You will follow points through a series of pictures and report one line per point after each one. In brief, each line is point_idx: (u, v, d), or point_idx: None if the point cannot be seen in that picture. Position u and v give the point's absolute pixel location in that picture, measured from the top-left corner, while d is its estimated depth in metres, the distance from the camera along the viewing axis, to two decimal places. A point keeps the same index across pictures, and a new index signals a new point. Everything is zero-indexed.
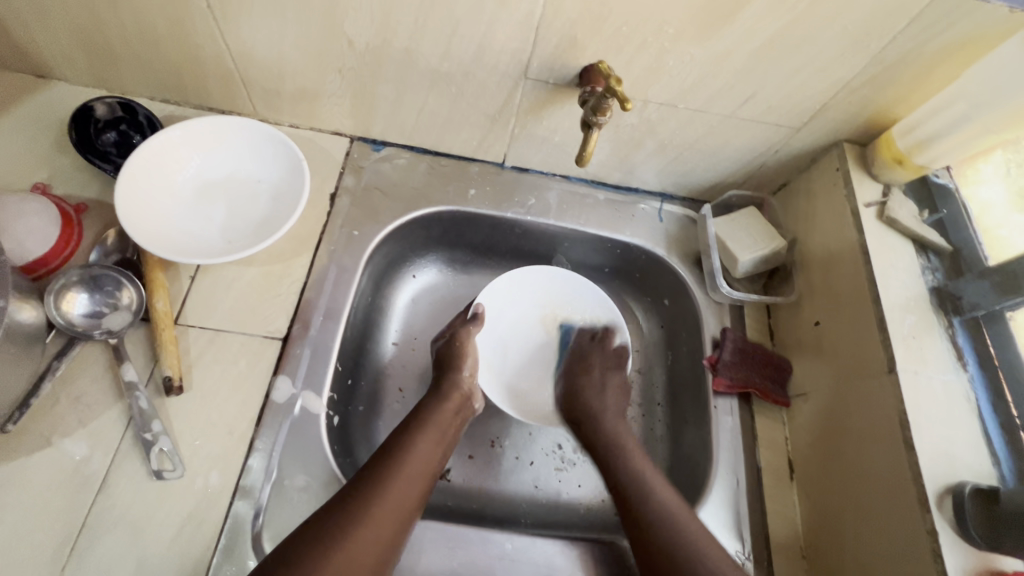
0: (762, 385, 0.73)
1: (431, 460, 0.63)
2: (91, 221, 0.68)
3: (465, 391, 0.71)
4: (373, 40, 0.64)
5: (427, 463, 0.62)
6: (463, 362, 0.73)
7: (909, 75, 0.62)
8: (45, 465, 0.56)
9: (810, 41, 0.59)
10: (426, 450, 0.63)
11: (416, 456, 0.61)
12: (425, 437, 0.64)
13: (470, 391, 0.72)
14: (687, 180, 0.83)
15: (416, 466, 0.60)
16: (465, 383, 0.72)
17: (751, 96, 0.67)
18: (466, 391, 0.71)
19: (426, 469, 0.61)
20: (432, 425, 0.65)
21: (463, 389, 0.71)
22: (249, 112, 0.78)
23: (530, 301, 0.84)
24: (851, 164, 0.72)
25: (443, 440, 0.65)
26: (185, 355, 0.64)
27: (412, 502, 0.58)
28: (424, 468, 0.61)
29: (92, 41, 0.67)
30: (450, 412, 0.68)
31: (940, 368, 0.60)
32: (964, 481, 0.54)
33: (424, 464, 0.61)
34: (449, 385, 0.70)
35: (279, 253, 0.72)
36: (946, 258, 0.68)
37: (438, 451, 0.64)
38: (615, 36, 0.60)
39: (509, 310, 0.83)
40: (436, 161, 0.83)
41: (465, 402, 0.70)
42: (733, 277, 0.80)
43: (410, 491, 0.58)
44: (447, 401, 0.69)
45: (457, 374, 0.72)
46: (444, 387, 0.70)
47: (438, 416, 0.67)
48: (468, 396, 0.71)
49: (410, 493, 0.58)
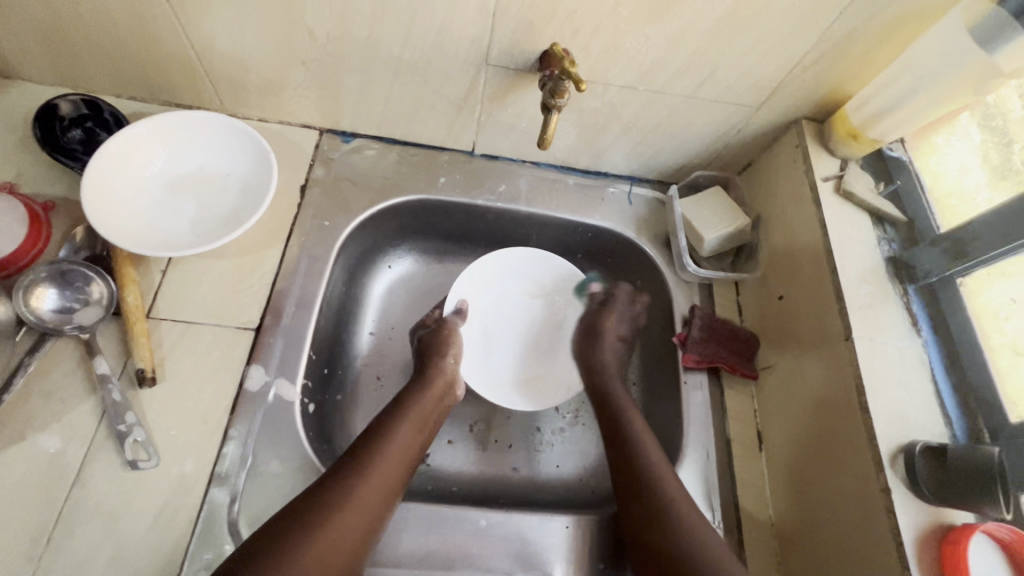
0: (730, 359, 0.75)
1: (413, 446, 0.63)
2: (59, 218, 0.69)
3: (448, 377, 0.71)
4: (334, 31, 0.65)
5: (410, 449, 0.63)
6: (445, 352, 0.73)
7: (859, 50, 0.64)
8: (18, 458, 0.57)
9: (760, 20, 0.61)
10: (407, 437, 0.63)
11: (397, 443, 0.62)
12: (406, 423, 0.64)
13: (453, 378, 0.72)
14: (654, 162, 0.85)
15: (398, 453, 0.61)
16: (449, 369, 0.72)
17: (708, 76, 0.68)
18: (450, 377, 0.71)
19: (408, 456, 0.62)
20: (415, 412, 0.66)
21: (446, 378, 0.71)
22: (216, 106, 0.78)
23: (512, 284, 0.85)
24: (809, 140, 0.74)
25: (425, 428, 0.66)
26: (158, 348, 0.65)
27: (393, 489, 0.59)
28: (405, 455, 0.62)
29: (55, 39, 0.67)
30: (433, 400, 0.68)
31: (895, 335, 0.62)
32: (917, 440, 0.56)
33: (406, 452, 0.62)
34: (431, 374, 0.70)
35: (250, 246, 0.73)
36: (902, 229, 0.70)
37: (418, 438, 0.65)
38: (571, 19, 0.62)
39: (494, 299, 0.85)
40: (406, 152, 0.83)
41: (449, 388, 0.71)
42: (700, 256, 0.81)
43: (392, 478, 0.59)
44: (429, 387, 0.69)
45: (441, 360, 0.72)
46: (428, 375, 0.70)
47: (422, 404, 0.67)
48: (451, 384, 0.71)
49: (391, 479, 0.59)
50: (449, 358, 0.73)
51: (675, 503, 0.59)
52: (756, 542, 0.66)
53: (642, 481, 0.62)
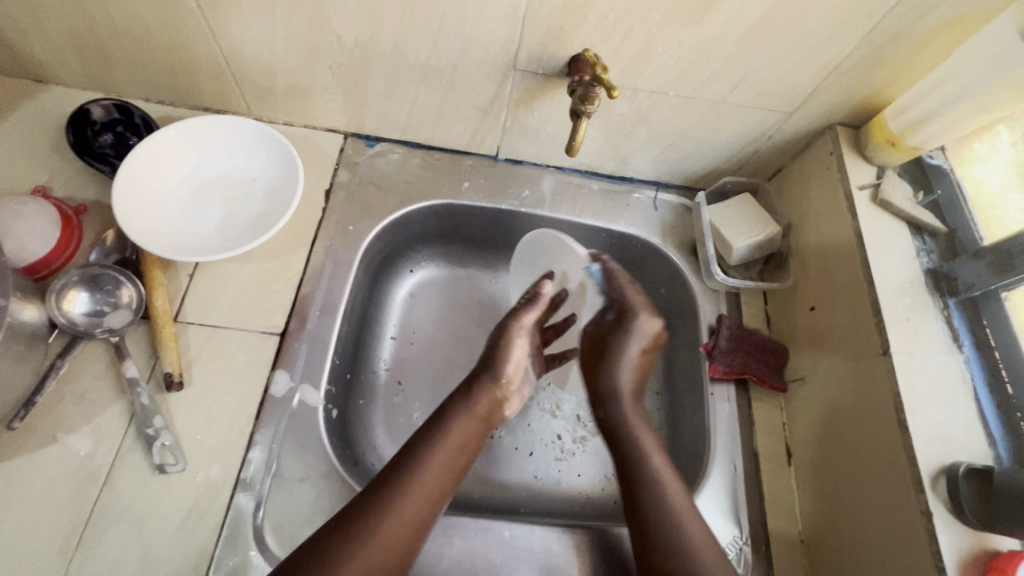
0: (759, 371, 0.73)
1: (445, 478, 0.59)
2: (91, 222, 0.70)
3: (498, 396, 0.66)
4: (362, 36, 0.65)
5: (443, 481, 0.59)
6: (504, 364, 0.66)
7: (901, 55, 0.62)
8: (50, 460, 0.58)
9: (799, 24, 0.59)
10: (440, 467, 0.59)
11: (421, 483, 0.57)
12: (439, 456, 0.60)
13: (504, 396, 0.66)
14: (680, 168, 0.83)
15: (430, 483, 0.58)
16: (502, 386, 0.66)
17: (741, 81, 0.67)
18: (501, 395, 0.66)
19: (440, 488, 0.58)
20: (451, 439, 0.61)
21: (493, 396, 0.65)
22: (243, 110, 0.79)
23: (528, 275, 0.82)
24: (844, 147, 0.72)
25: (465, 453, 0.62)
26: (185, 351, 0.65)
27: (420, 525, 0.56)
28: (435, 490, 0.58)
29: (89, 44, 0.68)
30: (476, 420, 0.64)
31: (935, 350, 0.60)
32: (959, 461, 0.54)
33: (439, 485, 0.58)
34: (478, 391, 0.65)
35: (275, 250, 0.73)
36: (942, 240, 0.67)
37: (453, 467, 0.60)
38: (601, 24, 0.60)
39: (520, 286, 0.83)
40: (430, 156, 0.83)
41: (498, 407, 0.66)
42: (728, 264, 0.80)
43: (417, 512, 0.56)
44: (475, 408, 0.64)
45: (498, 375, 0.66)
46: (473, 394, 0.65)
47: (462, 427, 0.62)
48: (501, 401, 0.66)
49: (418, 515, 0.56)
50: (505, 372, 0.66)
51: (668, 500, 0.59)
52: (785, 559, 0.65)
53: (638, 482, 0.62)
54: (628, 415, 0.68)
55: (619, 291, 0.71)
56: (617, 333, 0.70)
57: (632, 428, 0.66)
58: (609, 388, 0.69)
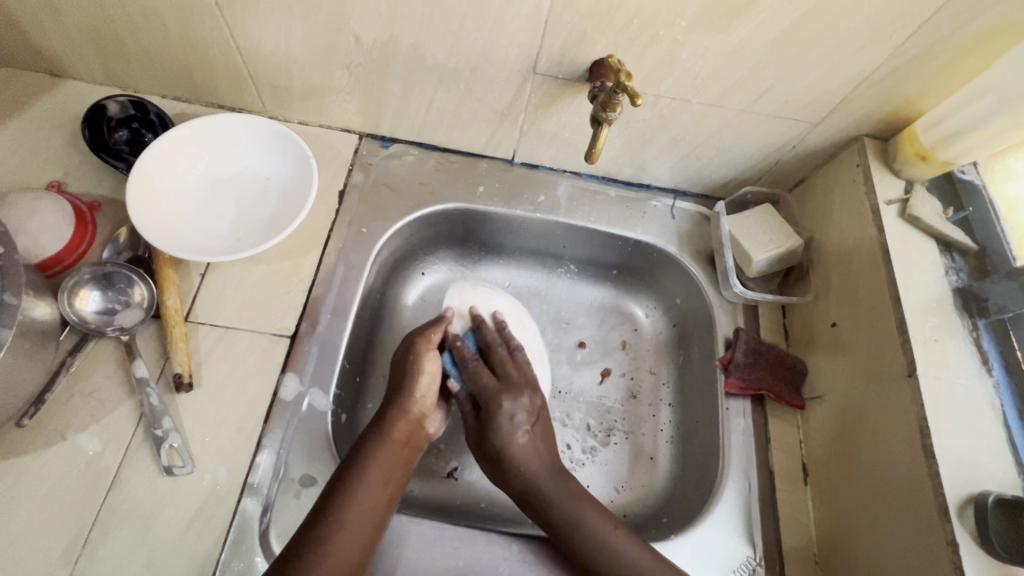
0: (777, 387, 0.71)
1: (373, 511, 0.57)
2: (104, 219, 0.69)
3: (413, 416, 0.66)
4: (381, 36, 0.64)
5: (372, 515, 0.57)
6: (415, 387, 0.67)
7: (935, 66, 0.60)
8: (58, 458, 0.57)
9: (830, 33, 0.57)
10: (368, 503, 0.57)
11: (353, 514, 0.56)
12: (363, 490, 0.57)
13: (419, 415, 0.67)
14: (699, 176, 0.81)
15: (362, 513, 0.56)
16: (415, 407, 0.66)
17: (767, 89, 0.65)
18: (415, 417, 0.66)
19: (372, 521, 0.57)
20: (376, 469, 0.59)
21: (408, 420, 0.65)
22: (258, 108, 0.78)
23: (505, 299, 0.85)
24: (871, 159, 0.70)
25: (391, 481, 0.60)
26: (195, 352, 0.65)
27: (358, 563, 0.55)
28: (365, 525, 0.56)
29: (106, 40, 0.68)
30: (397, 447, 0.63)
31: (963, 373, 0.58)
32: (988, 490, 0.52)
33: (372, 518, 0.57)
34: (392, 414, 0.65)
35: (288, 251, 0.72)
36: (972, 258, 0.65)
37: (382, 500, 0.58)
38: (626, 29, 0.59)
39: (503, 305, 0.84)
40: (444, 158, 0.82)
41: (416, 428, 0.66)
42: (747, 276, 0.78)
43: (352, 551, 0.55)
44: (392, 431, 0.64)
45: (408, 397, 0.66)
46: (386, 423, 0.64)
47: (383, 456, 0.61)
48: (417, 422, 0.66)
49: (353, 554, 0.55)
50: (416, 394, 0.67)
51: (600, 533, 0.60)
52: None
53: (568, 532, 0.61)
54: (540, 478, 0.64)
55: (483, 383, 0.70)
56: (496, 417, 0.67)
57: (540, 478, 0.64)
58: (510, 469, 0.65)
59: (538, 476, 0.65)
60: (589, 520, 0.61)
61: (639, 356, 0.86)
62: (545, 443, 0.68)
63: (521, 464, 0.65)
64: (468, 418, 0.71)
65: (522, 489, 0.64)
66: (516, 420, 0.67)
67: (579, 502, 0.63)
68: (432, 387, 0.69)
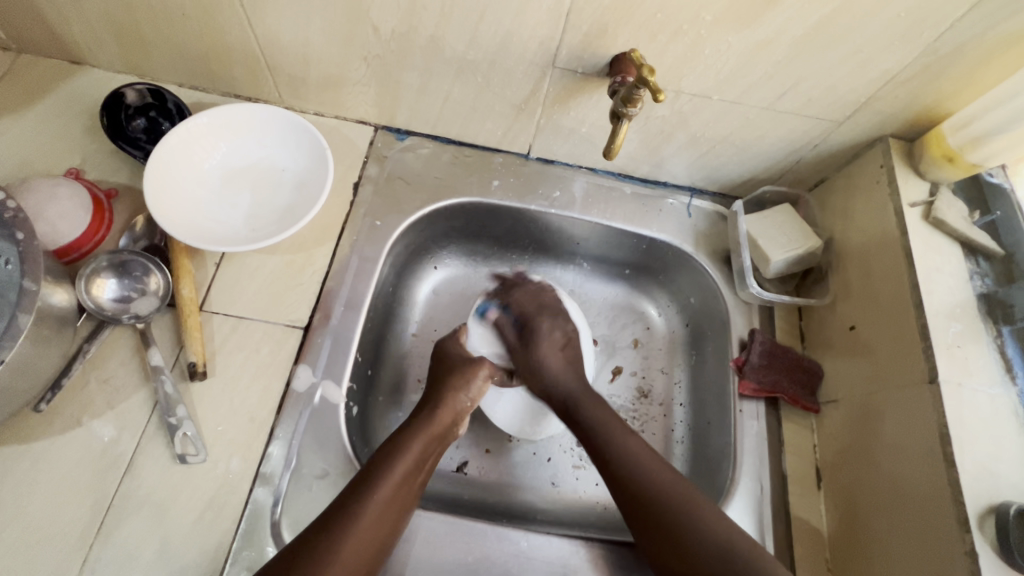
0: (791, 390, 0.70)
1: (402, 496, 0.58)
2: (121, 207, 0.69)
3: (456, 412, 0.67)
4: (399, 27, 0.63)
5: (401, 504, 0.58)
6: (470, 384, 0.69)
7: (966, 66, 0.58)
8: (74, 443, 0.58)
9: (858, 30, 0.56)
10: (400, 487, 0.58)
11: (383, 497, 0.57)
12: (393, 480, 0.58)
13: (460, 414, 0.68)
14: (717, 174, 0.80)
15: (393, 497, 0.57)
16: (461, 406, 0.68)
17: (791, 87, 0.64)
18: (457, 412, 0.67)
19: (398, 507, 0.58)
20: (412, 456, 0.61)
21: (456, 406, 0.67)
22: (275, 99, 0.78)
23: None
24: (896, 159, 0.68)
25: (420, 469, 0.62)
26: (209, 341, 0.65)
27: (380, 545, 0.56)
28: (390, 513, 0.57)
29: (125, 28, 0.68)
30: (437, 430, 0.65)
31: (986, 380, 0.57)
32: (1008, 501, 0.51)
33: (397, 506, 0.57)
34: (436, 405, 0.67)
35: (302, 242, 0.72)
36: (998, 263, 0.64)
37: (409, 489, 0.59)
38: (649, 23, 0.58)
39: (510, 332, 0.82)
40: (460, 152, 0.81)
41: (454, 425, 0.67)
42: (763, 277, 0.77)
43: (374, 535, 0.55)
44: (432, 424, 0.65)
45: (457, 396, 0.68)
46: (432, 407, 0.66)
47: (420, 446, 0.63)
48: (458, 420, 0.68)
49: (377, 536, 0.55)
50: (472, 388, 0.69)
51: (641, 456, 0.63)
52: None
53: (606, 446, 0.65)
54: (572, 390, 0.71)
55: (526, 304, 0.77)
56: (538, 336, 0.75)
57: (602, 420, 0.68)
58: (551, 381, 0.72)
59: (576, 391, 0.71)
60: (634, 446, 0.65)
61: (650, 354, 0.86)
62: (574, 361, 0.74)
63: (557, 376, 0.72)
64: (513, 348, 0.76)
65: (559, 406, 0.71)
66: (551, 339, 0.75)
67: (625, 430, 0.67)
68: (481, 390, 0.70)
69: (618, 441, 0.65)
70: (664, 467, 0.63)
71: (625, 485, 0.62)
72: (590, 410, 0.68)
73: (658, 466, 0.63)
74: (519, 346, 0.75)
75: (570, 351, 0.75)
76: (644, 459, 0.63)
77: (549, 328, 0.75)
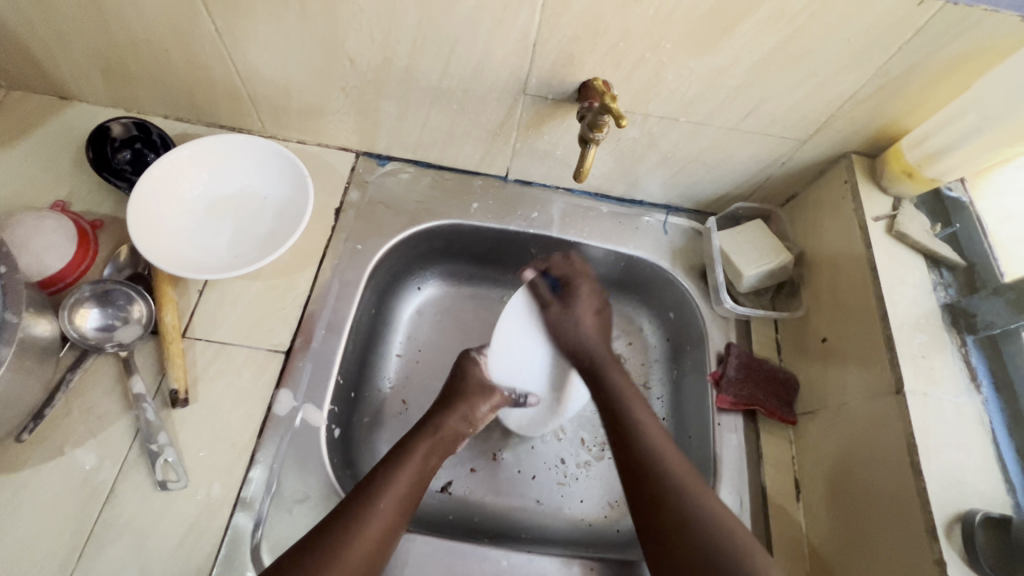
0: (768, 402, 0.71)
1: (403, 503, 0.59)
2: (106, 237, 0.71)
3: (458, 430, 0.69)
4: (375, 59, 0.65)
5: (400, 512, 0.59)
6: (473, 408, 0.71)
7: (919, 85, 0.61)
8: (56, 472, 0.59)
9: (812, 55, 0.58)
10: (398, 498, 0.59)
11: (383, 505, 0.58)
12: (394, 487, 0.59)
13: (463, 432, 0.70)
14: (692, 192, 0.82)
15: (393, 504, 0.58)
16: (463, 425, 0.70)
17: (753, 108, 0.66)
18: (459, 431, 0.69)
19: (399, 513, 0.59)
20: (413, 465, 0.62)
21: (457, 426, 0.69)
22: (257, 128, 0.80)
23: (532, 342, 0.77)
24: (859, 175, 0.71)
25: (422, 479, 0.63)
26: (191, 367, 0.66)
27: (382, 549, 0.56)
28: (391, 520, 0.57)
29: (111, 64, 0.70)
30: (440, 445, 0.67)
31: (951, 390, 0.58)
32: (976, 509, 0.52)
33: (397, 514, 0.58)
34: (439, 419, 0.68)
35: (284, 268, 0.74)
36: (961, 274, 0.66)
37: (406, 498, 0.60)
38: (613, 51, 0.60)
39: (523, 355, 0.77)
40: (440, 176, 0.83)
41: (456, 440, 0.69)
42: (738, 292, 0.78)
43: (375, 541, 0.56)
44: (436, 435, 0.67)
45: (458, 417, 0.69)
46: (436, 424, 0.68)
47: (420, 457, 0.64)
48: (461, 435, 0.70)
49: (379, 541, 0.56)
50: (477, 414, 0.71)
51: (677, 476, 0.59)
52: None
53: (647, 465, 0.61)
54: (597, 352, 0.73)
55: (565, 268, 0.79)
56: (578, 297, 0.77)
57: (664, 449, 0.63)
58: (580, 338, 0.74)
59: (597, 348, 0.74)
60: (670, 462, 0.61)
61: (632, 370, 0.86)
62: (604, 329, 0.77)
63: (590, 334, 0.75)
64: (547, 303, 0.77)
65: (587, 364, 0.73)
66: (585, 308, 0.76)
67: (666, 454, 0.62)
68: (484, 415, 0.72)
69: (655, 447, 0.62)
70: (659, 433, 0.65)
71: (653, 506, 0.58)
72: (634, 412, 0.66)
73: (653, 427, 0.65)
74: (554, 304, 0.76)
75: (601, 318, 0.77)
76: (684, 477, 0.60)
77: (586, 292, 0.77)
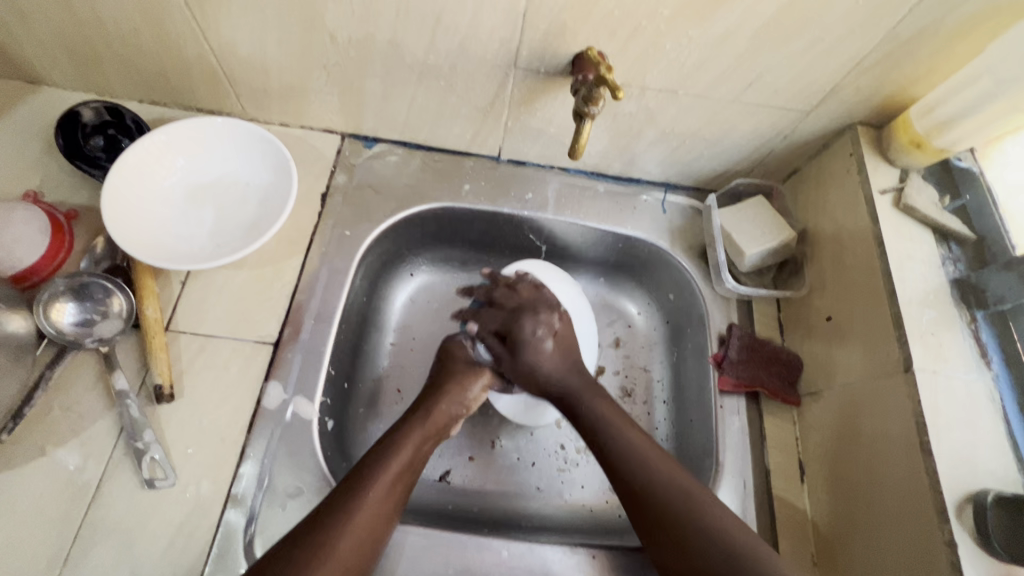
0: (771, 384, 0.69)
1: (396, 488, 0.58)
2: (81, 228, 0.68)
3: (450, 416, 0.67)
4: (357, 33, 0.62)
5: (395, 499, 0.58)
6: (466, 390, 0.69)
7: (929, 51, 0.58)
8: (39, 473, 0.57)
9: (816, 20, 0.55)
10: (391, 487, 0.57)
11: (374, 497, 0.56)
12: (387, 476, 0.58)
13: (454, 418, 0.68)
14: (691, 169, 0.79)
15: (383, 494, 0.57)
16: (456, 409, 0.67)
17: (754, 79, 0.63)
18: (451, 414, 0.67)
19: (392, 502, 0.57)
20: (404, 454, 0.60)
21: (449, 410, 0.67)
22: (238, 111, 0.77)
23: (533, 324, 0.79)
24: (865, 147, 0.68)
25: (414, 467, 0.61)
26: (176, 362, 0.64)
27: (375, 541, 0.55)
28: (383, 510, 0.56)
29: (77, 45, 0.66)
30: (432, 429, 0.65)
31: (961, 366, 0.56)
32: (987, 489, 0.51)
33: (390, 503, 0.57)
34: (432, 404, 0.66)
35: (269, 256, 0.71)
36: (970, 248, 0.64)
37: (399, 487, 0.58)
38: (607, 21, 0.57)
39: None
40: (430, 157, 0.80)
41: (448, 424, 0.67)
42: (739, 271, 0.76)
43: (372, 527, 0.55)
44: (428, 421, 0.65)
45: (451, 404, 0.67)
46: (427, 408, 0.66)
47: (414, 443, 0.62)
48: (455, 419, 0.68)
49: (371, 532, 0.54)
50: (470, 395, 0.69)
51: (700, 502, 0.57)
52: None
53: (656, 488, 0.59)
54: (570, 380, 0.69)
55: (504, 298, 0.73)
56: (522, 338, 0.70)
57: (659, 461, 0.61)
58: (546, 377, 0.69)
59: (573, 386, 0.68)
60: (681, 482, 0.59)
61: (632, 353, 0.85)
62: (567, 349, 0.72)
63: (552, 371, 0.69)
64: (500, 357, 0.72)
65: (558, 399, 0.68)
66: (540, 335, 0.70)
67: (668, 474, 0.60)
68: (477, 397, 0.70)
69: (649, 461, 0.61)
70: (650, 449, 0.62)
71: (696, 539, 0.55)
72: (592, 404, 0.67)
73: (639, 438, 0.63)
74: (507, 357, 0.71)
75: (559, 345, 0.71)
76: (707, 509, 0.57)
77: (545, 325, 0.71)
